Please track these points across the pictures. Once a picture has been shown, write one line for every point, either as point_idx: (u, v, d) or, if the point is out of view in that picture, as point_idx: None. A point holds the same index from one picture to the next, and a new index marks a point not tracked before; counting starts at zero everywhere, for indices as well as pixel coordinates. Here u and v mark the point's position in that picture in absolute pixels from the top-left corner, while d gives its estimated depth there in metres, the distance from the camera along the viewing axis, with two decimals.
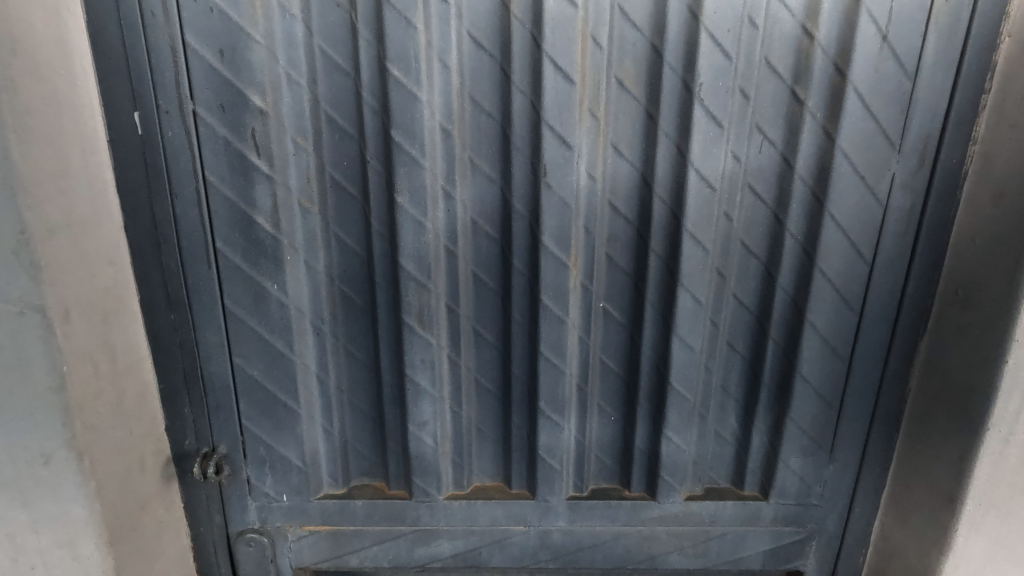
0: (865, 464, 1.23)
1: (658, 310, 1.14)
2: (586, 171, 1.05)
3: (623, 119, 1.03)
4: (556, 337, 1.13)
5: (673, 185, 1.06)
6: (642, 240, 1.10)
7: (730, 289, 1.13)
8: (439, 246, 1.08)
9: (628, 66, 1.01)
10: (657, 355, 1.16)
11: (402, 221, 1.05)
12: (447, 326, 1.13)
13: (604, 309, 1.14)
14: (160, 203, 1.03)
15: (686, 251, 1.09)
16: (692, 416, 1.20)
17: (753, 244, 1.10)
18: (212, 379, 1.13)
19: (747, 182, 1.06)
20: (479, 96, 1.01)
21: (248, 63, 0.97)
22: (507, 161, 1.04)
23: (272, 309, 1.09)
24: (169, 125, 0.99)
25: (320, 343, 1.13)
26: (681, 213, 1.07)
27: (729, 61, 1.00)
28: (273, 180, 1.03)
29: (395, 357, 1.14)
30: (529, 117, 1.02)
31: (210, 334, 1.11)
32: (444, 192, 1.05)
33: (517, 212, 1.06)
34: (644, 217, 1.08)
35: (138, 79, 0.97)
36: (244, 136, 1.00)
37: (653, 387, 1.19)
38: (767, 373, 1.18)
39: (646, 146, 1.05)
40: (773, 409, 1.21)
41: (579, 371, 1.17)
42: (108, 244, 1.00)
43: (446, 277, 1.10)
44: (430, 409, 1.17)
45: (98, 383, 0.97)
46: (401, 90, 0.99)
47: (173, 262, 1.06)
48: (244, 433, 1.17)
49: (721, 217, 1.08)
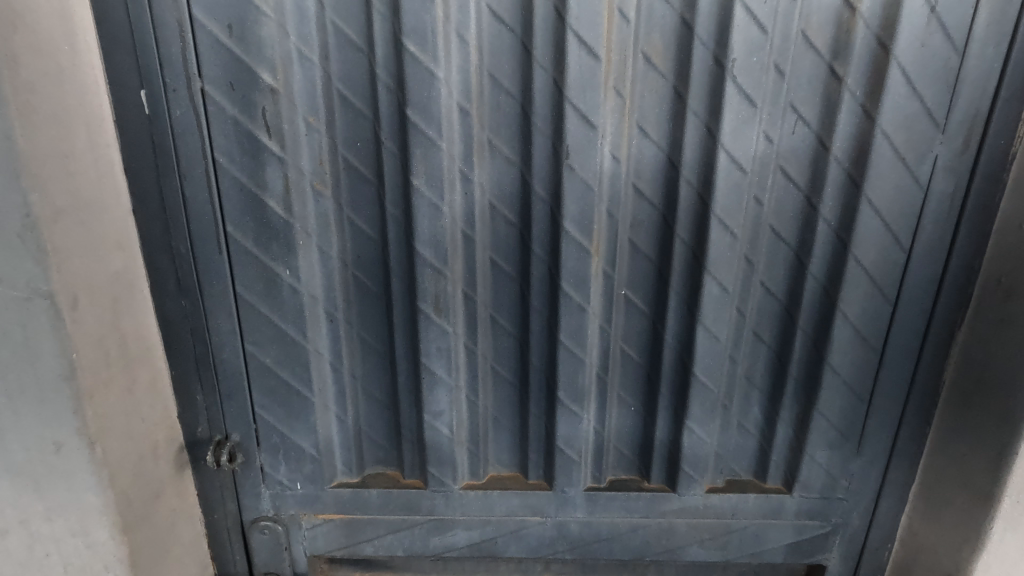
0: (893, 459, 1.19)
1: (683, 298, 1.10)
2: (610, 153, 1.00)
3: (650, 97, 0.98)
4: (576, 325, 1.09)
5: (702, 167, 1.01)
6: (667, 225, 1.05)
7: (758, 276, 1.09)
8: (456, 232, 1.04)
9: (656, 41, 0.96)
10: (680, 344, 1.13)
11: (418, 205, 1.01)
12: (464, 313, 1.10)
13: (625, 297, 1.11)
14: (169, 185, 0.98)
15: (714, 237, 1.04)
16: (715, 407, 1.17)
17: (783, 229, 1.06)
18: (223, 366, 1.09)
19: (780, 164, 1.01)
20: (499, 74, 0.97)
21: (258, 39, 0.92)
22: (527, 142, 1.00)
23: (285, 296, 1.06)
24: (177, 104, 0.94)
25: (333, 331, 1.10)
26: (709, 197, 1.02)
27: (764, 35, 0.94)
28: (284, 162, 0.98)
29: (410, 344, 1.12)
30: (551, 96, 0.97)
31: (222, 320, 1.07)
32: (462, 175, 1.01)
33: (537, 195, 1.02)
34: (669, 201, 1.04)
35: (144, 55, 0.92)
36: (254, 116, 0.95)
37: (675, 376, 1.16)
38: (793, 364, 1.14)
39: (673, 127, 1.00)
40: (799, 400, 1.17)
41: (599, 360, 1.14)
42: (116, 228, 0.96)
43: (463, 263, 1.06)
44: (446, 398, 1.14)
45: (109, 371, 0.95)
46: (417, 67, 0.94)
47: (183, 246, 1.02)
48: (257, 421, 1.14)
49: (752, 201, 1.03)
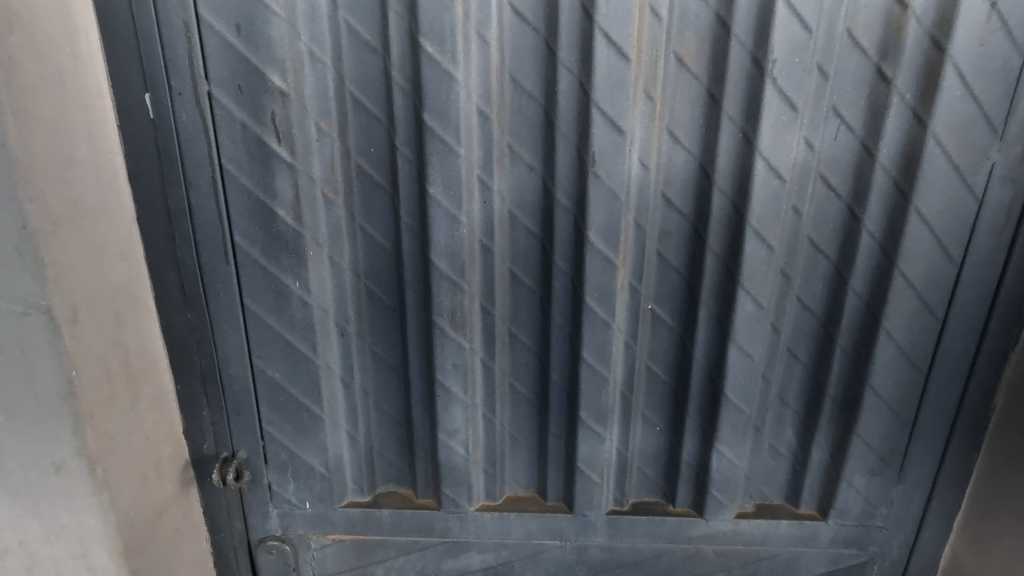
0: (938, 486, 1.12)
1: (714, 314, 1.03)
2: (639, 160, 0.94)
3: (682, 101, 0.92)
4: (600, 342, 1.03)
5: (738, 175, 0.95)
6: (698, 237, 0.99)
7: (794, 291, 1.02)
8: (474, 243, 0.98)
9: (689, 40, 0.89)
10: (711, 362, 1.07)
11: (434, 214, 0.96)
12: (481, 328, 1.04)
13: (652, 312, 1.05)
14: (174, 193, 0.93)
15: (749, 249, 0.97)
16: (746, 429, 1.10)
17: (822, 242, 0.99)
18: (230, 381, 1.05)
19: (821, 172, 0.95)
20: (521, 76, 0.91)
21: (267, 40, 0.87)
22: (550, 148, 0.94)
23: (294, 309, 1.01)
24: (182, 108, 0.89)
25: (345, 345, 1.05)
26: (744, 207, 0.95)
27: (808, 34, 0.87)
28: (294, 169, 0.93)
29: (425, 360, 1.06)
30: (577, 99, 0.91)
31: (229, 334, 1.02)
32: (481, 183, 0.95)
33: (560, 204, 0.96)
34: (701, 211, 0.97)
35: (149, 56, 0.87)
36: (263, 120, 0.90)
37: (704, 396, 1.09)
38: (831, 384, 1.07)
39: (707, 132, 0.93)
40: (836, 422, 1.10)
41: (624, 378, 1.08)
42: (119, 238, 0.91)
43: (481, 275, 1.01)
44: (462, 416, 1.09)
45: (111, 387, 0.90)
46: (434, 69, 0.89)
47: (189, 257, 0.97)
48: (265, 438, 1.09)
49: (790, 212, 0.96)
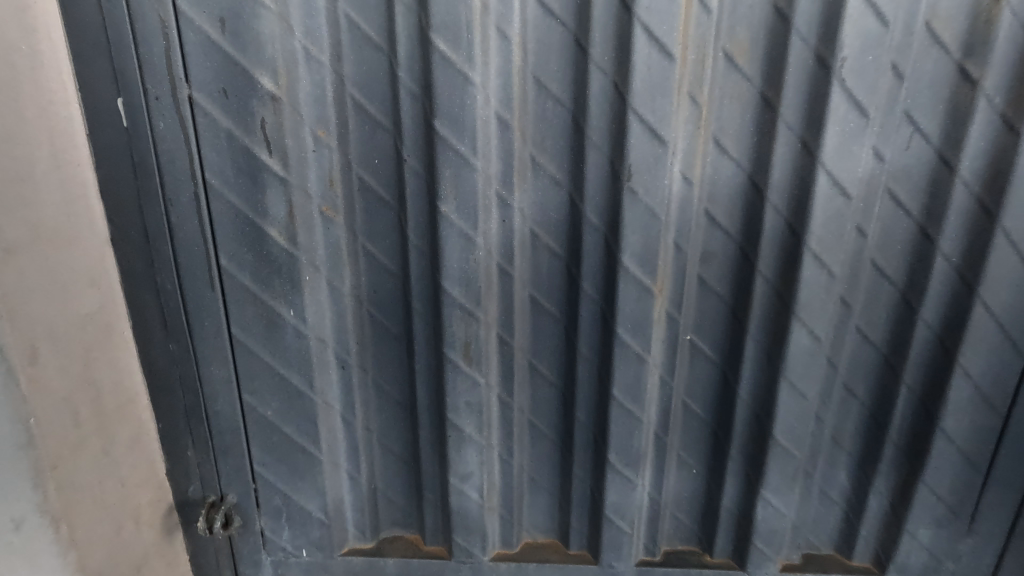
0: (1013, 540, 0.98)
1: (762, 347, 0.91)
2: (681, 173, 0.82)
3: (731, 106, 0.80)
4: (633, 377, 0.91)
5: (795, 191, 0.82)
6: (746, 260, 0.87)
7: (855, 321, 0.90)
8: (491, 267, 0.87)
9: (742, 36, 0.77)
10: (757, 401, 0.94)
11: (446, 235, 0.84)
12: (498, 361, 0.92)
13: (691, 344, 0.93)
14: (152, 211, 0.82)
15: (805, 275, 0.85)
16: (796, 475, 0.98)
17: (889, 266, 0.87)
18: (217, 420, 0.94)
19: (891, 187, 0.82)
20: (547, 77, 0.79)
21: (256, 36, 0.76)
22: (579, 160, 0.82)
23: (288, 341, 0.90)
24: (160, 115, 0.78)
25: (345, 379, 0.94)
26: (801, 227, 0.83)
27: (883, 27, 0.75)
28: (287, 184, 0.82)
29: (434, 396, 0.95)
30: (611, 104, 0.79)
31: (216, 368, 0.90)
32: (499, 199, 0.84)
33: (589, 223, 0.85)
34: (751, 232, 0.85)
35: (121, 55, 0.76)
36: (251, 128, 0.79)
37: (749, 438, 0.97)
38: (894, 425, 0.95)
39: (760, 141, 0.81)
40: (898, 468, 0.97)
41: (658, 417, 0.96)
42: (90, 262, 0.81)
43: (498, 303, 0.89)
44: (476, 459, 0.97)
45: (78, 433, 0.80)
46: (448, 69, 0.77)
47: (169, 282, 0.86)
48: (257, 480, 0.98)
49: (853, 232, 0.84)
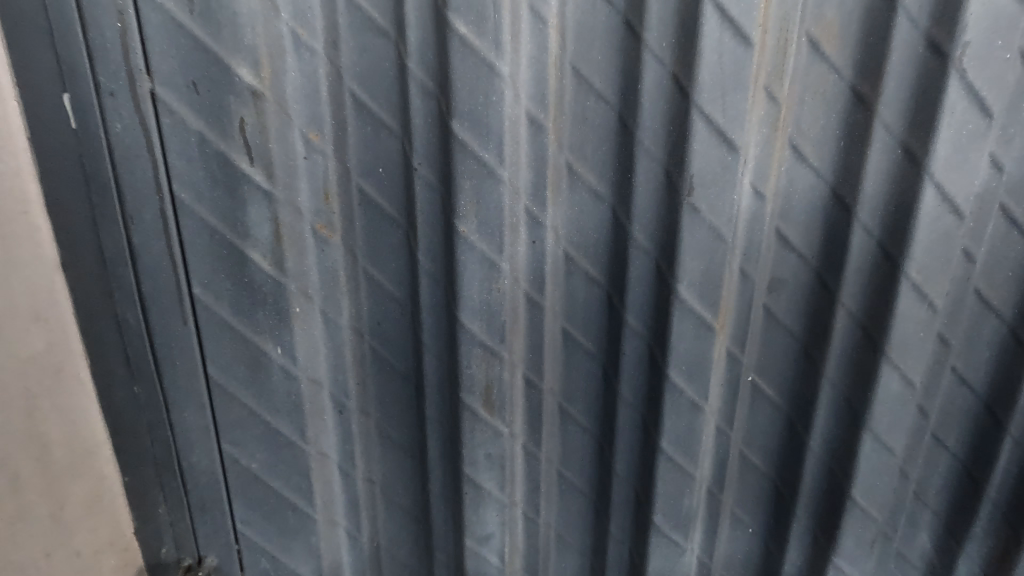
0: None
1: (841, 393, 0.76)
2: (751, 186, 0.68)
3: (815, 104, 0.65)
4: (684, 427, 0.77)
5: (891, 208, 0.67)
6: (827, 290, 0.72)
7: (954, 363, 0.75)
8: (517, 297, 0.73)
9: (834, 17, 0.62)
10: (831, 454, 0.79)
11: (465, 260, 0.70)
12: (524, 406, 0.78)
13: (754, 387, 0.78)
14: (109, 232, 0.68)
15: (898, 309, 0.70)
16: (874, 539, 0.83)
17: (1000, 298, 0.71)
18: (193, 474, 0.79)
19: (1009, 204, 0.67)
20: (589, 69, 0.65)
21: (232, 17, 0.61)
22: (626, 170, 0.67)
23: (276, 383, 0.75)
24: (115, 115, 0.63)
25: (343, 426, 0.80)
26: (897, 251, 0.68)
27: (1018, 4, 0.59)
28: (272, 198, 0.68)
29: (448, 446, 0.80)
30: (669, 101, 0.64)
31: (190, 414, 0.76)
32: (529, 216, 0.70)
33: (637, 245, 0.70)
34: (834, 256, 0.70)
35: (65, 41, 0.61)
36: (228, 132, 0.65)
37: (820, 497, 0.81)
38: (993, 484, 0.80)
39: (850, 147, 0.66)
40: (994, 532, 0.82)
41: (712, 471, 0.81)
42: (36, 295, 0.67)
43: (525, 339, 0.75)
44: (496, 518, 0.83)
45: (17, 499, 0.68)
46: (470, 57, 0.62)
47: (131, 315, 0.71)
48: (240, 541, 0.84)
49: (960, 258, 0.69)
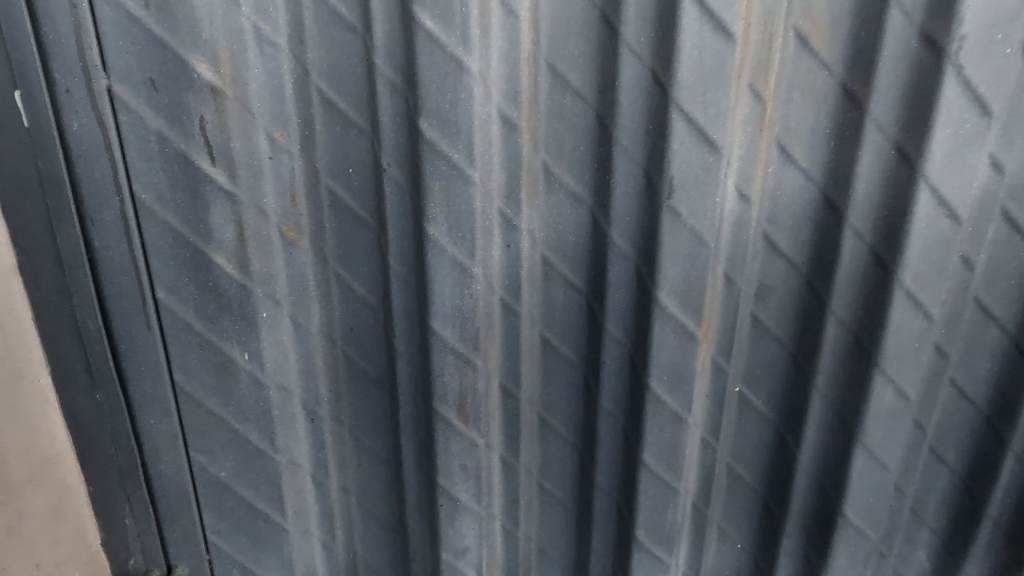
0: None
1: (832, 405, 0.72)
2: (735, 188, 0.65)
3: (803, 101, 0.62)
4: (667, 439, 0.74)
5: (884, 212, 0.64)
6: (816, 298, 0.68)
7: (951, 375, 0.71)
8: (492, 302, 0.70)
9: (822, 9, 0.59)
10: (822, 469, 0.76)
11: (436, 264, 0.67)
12: (501, 415, 0.75)
13: (740, 398, 0.74)
14: (67, 234, 0.65)
15: (892, 318, 0.67)
16: (868, 558, 0.79)
17: (1001, 306, 0.68)
18: (161, 482, 0.77)
19: (1011, 207, 0.63)
20: (564, 65, 0.62)
21: (191, 12, 0.59)
22: (605, 171, 0.64)
23: (244, 389, 0.73)
24: (71, 113, 0.61)
25: (315, 434, 0.77)
26: (891, 257, 0.65)
27: None
28: (236, 199, 0.65)
29: (423, 456, 0.77)
30: (648, 98, 0.61)
31: (157, 421, 0.74)
32: (503, 219, 0.67)
33: (617, 250, 0.67)
34: (824, 262, 0.67)
35: (16, 36, 0.58)
36: (188, 131, 0.63)
37: (811, 514, 0.78)
38: (994, 501, 0.76)
39: (840, 147, 0.63)
40: (996, 552, 0.78)
41: (697, 485, 0.78)
42: None
43: (501, 346, 0.72)
44: (473, 530, 0.80)
45: None
46: (437, 53, 0.60)
47: (92, 321, 0.69)
48: (211, 550, 0.82)
49: (958, 264, 0.65)
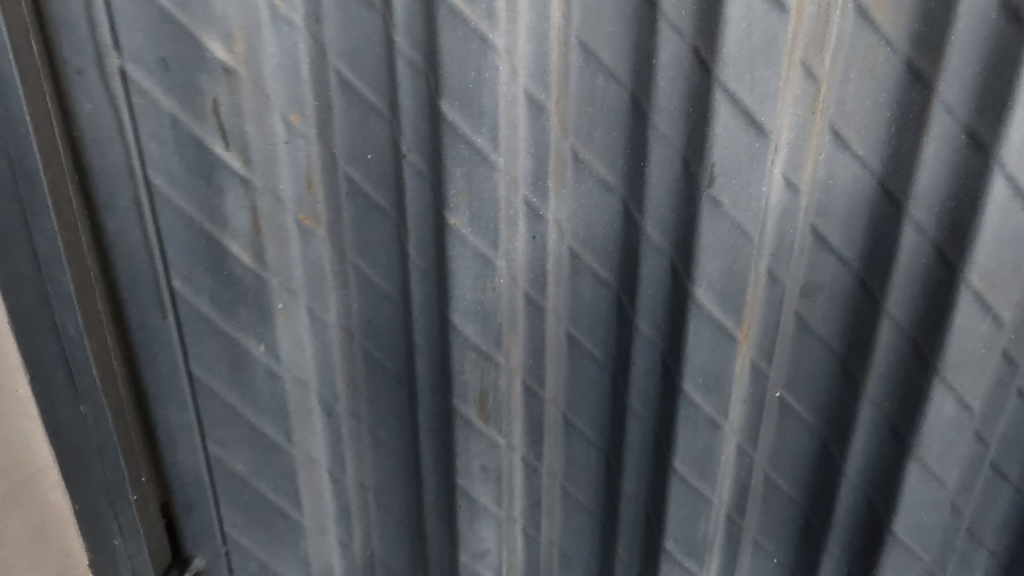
0: None
1: (884, 415, 0.67)
2: (782, 176, 0.59)
3: (862, 81, 0.56)
4: (701, 445, 0.69)
5: (950, 204, 0.57)
6: (870, 298, 0.62)
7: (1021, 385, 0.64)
8: (516, 297, 0.66)
9: None
10: (870, 483, 0.70)
11: (457, 255, 0.63)
12: (524, 416, 0.72)
13: (782, 404, 0.69)
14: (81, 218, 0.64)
15: (956, 322, 0.61)
16: None
17: None
18: (178, 472, 0.77)
19: None
20: (597, 42, 0.57)
21: None
22: (639, 157, 0.60)
23: (259, 382, 0.71)
24: (85, 94, 0.60)
25: (332, 429, 0.75)
26: (956, 255, 0.58)
27: None
28: (251, 185, 0.63)
29: (442, 455, 0.74)
30: (688, 78, 0.56)
31: (175, 411, 0.73)
32: (529, 209, 0.63)
33: (650, 242, 0.62)
34: (880, 259, 0.61)
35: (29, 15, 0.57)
36: (201, 113, 0.60)
37: (856, 530, 0.72)
38: None
39: (903, 132, 0.56)
40: None
41: (732, 495, 0.73)
42: None
43: (525, 343, 0.68)
44: (493, 533, 0.77)
45: None
46: (459, 30, 0.56)
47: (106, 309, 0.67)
48: (228, 543, 0.80)
49: None
